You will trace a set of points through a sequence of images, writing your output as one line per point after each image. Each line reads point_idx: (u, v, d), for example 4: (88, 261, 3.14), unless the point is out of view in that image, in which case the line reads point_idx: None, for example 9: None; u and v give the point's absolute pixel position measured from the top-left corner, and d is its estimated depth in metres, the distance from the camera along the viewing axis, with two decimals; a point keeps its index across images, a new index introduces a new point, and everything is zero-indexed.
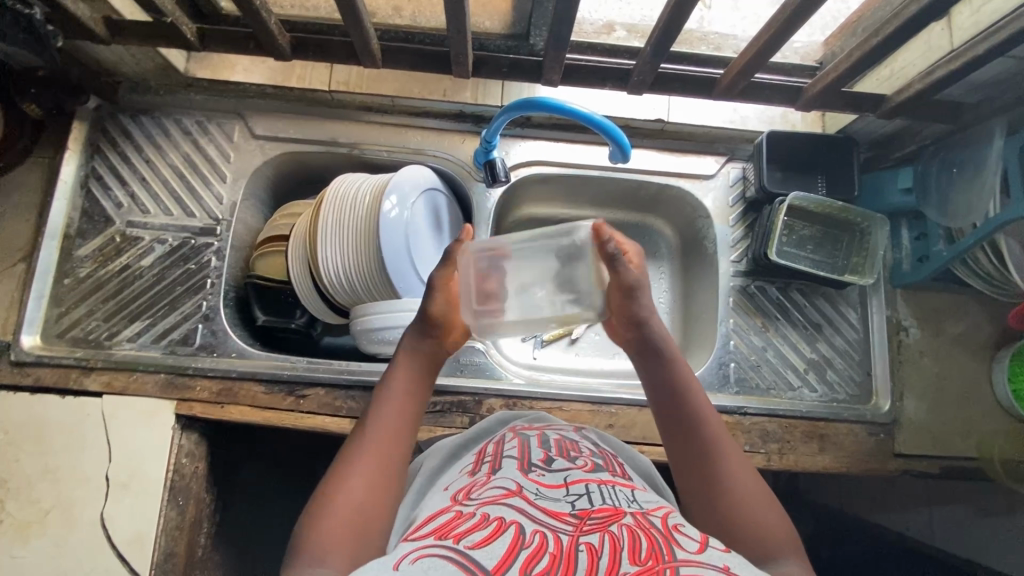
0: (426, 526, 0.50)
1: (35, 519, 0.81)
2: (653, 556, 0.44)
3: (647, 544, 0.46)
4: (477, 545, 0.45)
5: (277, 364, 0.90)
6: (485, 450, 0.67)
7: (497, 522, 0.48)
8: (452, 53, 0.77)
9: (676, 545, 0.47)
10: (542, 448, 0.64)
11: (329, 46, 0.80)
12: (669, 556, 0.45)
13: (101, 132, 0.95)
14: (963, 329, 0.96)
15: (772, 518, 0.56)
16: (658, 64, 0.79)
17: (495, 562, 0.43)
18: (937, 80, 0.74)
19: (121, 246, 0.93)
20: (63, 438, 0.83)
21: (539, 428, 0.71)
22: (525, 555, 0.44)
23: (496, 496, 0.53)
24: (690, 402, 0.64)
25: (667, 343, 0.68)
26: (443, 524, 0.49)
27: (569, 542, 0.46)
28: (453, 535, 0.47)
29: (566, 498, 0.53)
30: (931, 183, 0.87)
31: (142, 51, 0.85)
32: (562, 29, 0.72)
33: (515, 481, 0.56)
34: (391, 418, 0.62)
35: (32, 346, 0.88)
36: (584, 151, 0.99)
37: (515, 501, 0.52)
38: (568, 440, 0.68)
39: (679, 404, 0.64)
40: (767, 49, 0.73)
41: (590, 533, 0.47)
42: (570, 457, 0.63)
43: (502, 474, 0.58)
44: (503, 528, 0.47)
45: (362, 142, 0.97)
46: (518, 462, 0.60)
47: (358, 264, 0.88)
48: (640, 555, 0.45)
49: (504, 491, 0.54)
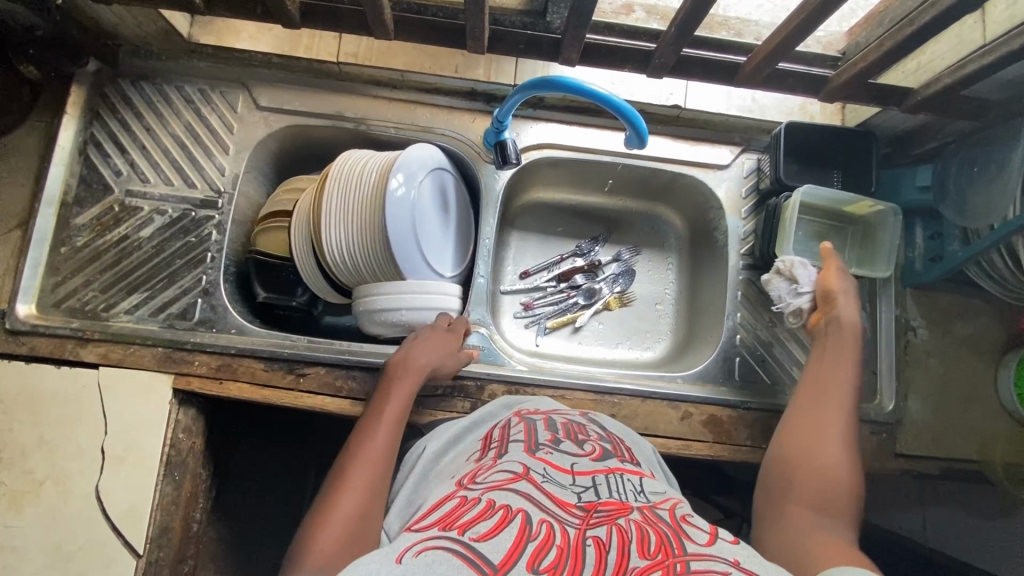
0: (432, 515, 0.50)
1: (29, 489, 0.80)
2: (662, 549, 0.45)
3: (655, 538, 0.46)
4: (482, 537, 0.45)
5: (278, 342, 0.88)
6: (491, 434, 0.66)
7: (504, 512, 0.48)
8: (467, 27, 0.74)
9: (686, 537, 0.47)
10: (549, 431, 0.65)
11: (340, 14, 0.76)
12: (679, 550, 0.45)
13: (100, 98, 0.92)
14: (972, 330, 0.95)
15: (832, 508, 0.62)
16: (681, 47, 0.76)
17: (501, 556, 0.43)
18: (967, 76, 0.71)
19: (119, 216, 0.90)
20: (60, 409, 0.82)
21: (545, 413, 0.71)
22: (532, 548, 0.44)
23: (502, 482, 0.53)
24: (831, 398, 0.73)
25: (832, 337, 0.79)
26: (448, 512, 0.49)
27: (576, 535, 0.46)
28: (458, 526, 0.47)
29: (573, 487, 0.53)
30: (951, 182, 0.85)
31: (144, 13, 0.81)
32: (585, 5, 0.68)
33: (521, 465, 0.56)
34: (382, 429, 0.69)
35: (27, 315, 0.86)
36: (597, 135, 0.97)
37: (521, 487, 0.52)
38: (575, 424, 0.68)
39: (822, 398, 0.74)
40: (799, 34, 0.70)
41: (597, 527, 0.47)
42: (578, 442, 0.63)
43: (508, 457, 0.58)
44: (509, 518, 0.47)
45: (369, 117, 0.95)
46: (525, 444, 0.61)
47: (361, 242, 0.86)
48: (649, 549, 0.45)
49: (510, 476, 0.54)
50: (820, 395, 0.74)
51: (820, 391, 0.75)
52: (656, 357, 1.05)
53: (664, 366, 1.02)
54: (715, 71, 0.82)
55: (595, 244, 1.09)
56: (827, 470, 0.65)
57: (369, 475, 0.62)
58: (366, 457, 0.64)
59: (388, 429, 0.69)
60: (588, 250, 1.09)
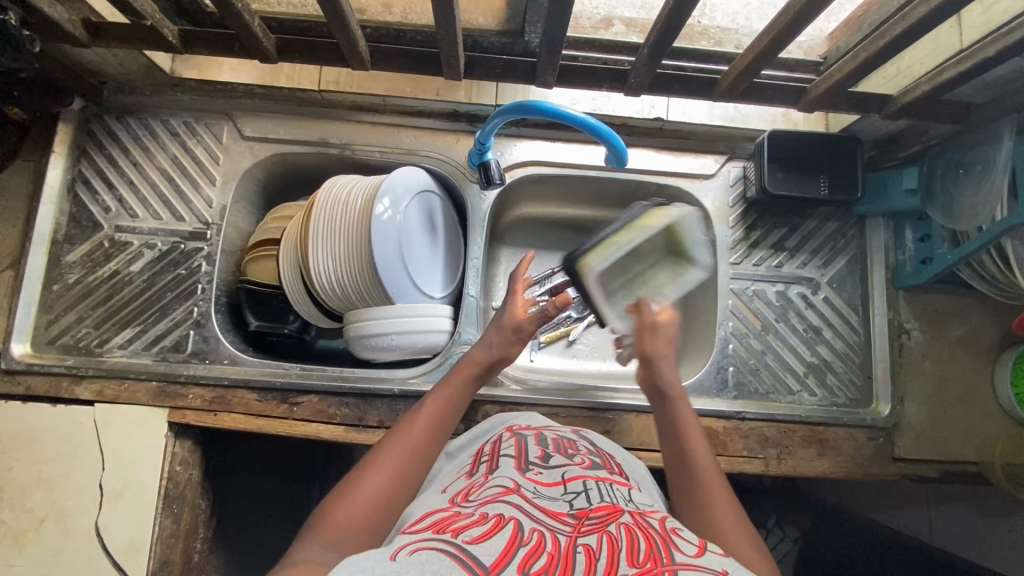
0: (424, 522, 0.50)
1: (30, 527, 0.81)
2: (651, 558, 0.45)
3: (645, 546, 0.47)
4: (474, 540, 0.46)
5: (270, 371, 0.89)
6: (482, 451, 0.68)
7: (496, 519, 0.49)
8: (443, 55, 0.74)
9: (674, 547, 0.48)
10: (539, 447, 0.66)
11: (316, 47, 0.77)
12: (667, 559, 0.45)
13: (86, 135, 0.93)
14: (966, 331, 0.94)
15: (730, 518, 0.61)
16: (656, 65, 0.75)
17: (494, 557, 0.43)
18: (942, 83, 0.70)
19: (109, 251, 0.91)
20: (57, 447, 0.83)
21: (536, 429, 0.72)
22: (523, 551, 0.44)
23: (495, 495, 0.54)
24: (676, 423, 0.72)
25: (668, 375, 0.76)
26: (440, 520, 0.50)
27: (568, 542, 0.47)
28: (451, 530, 0.47)
29: (563, 498, 0.55)
30: (938, 182, 0.85)
31: (126, 53, 0.82)
32: (555, 31, 0.68)
33: (513, 480, 0.57)
34: (432, 415, 0.68)
35: (23, 354, 0.87)
36: (582, 151, 0.97)
37: (513, 499, 0.53)
38: (566, 440, 0.69)
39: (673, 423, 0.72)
40: (773, 48, 0.68)
41: (588, 534, 0.48)
42: (567, 455, 0.65)
43: (499, 473, 0.59)
44: (501, 525, 0.48)
45: (354, 142, 0.95)
46: (516, 461, 0.62)
47: (348, 269, 0.86)
48: (638, 557, 0.45)
49: (503, 490, 0.55)
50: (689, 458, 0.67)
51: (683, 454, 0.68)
52: None
53: None
54: (693, 85, 0.82)
55: None
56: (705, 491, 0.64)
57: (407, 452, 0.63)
58: (410, 437, 0.65)
59: (433, 415, 0.68)
60: None
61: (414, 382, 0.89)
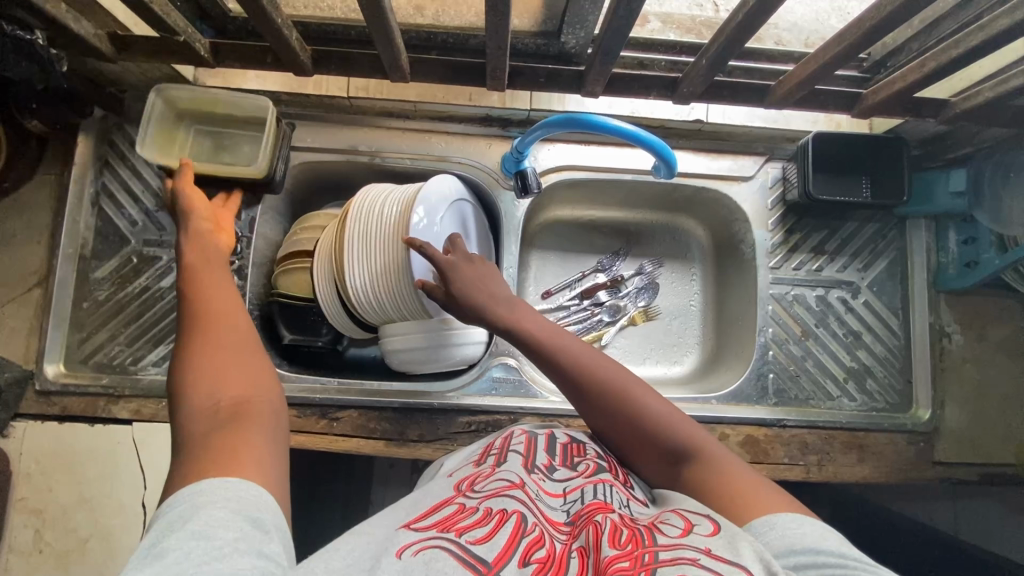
0: (430, 517, 0.49)
1: (74, 547, 0.80)
2: (633, 541, 0.45)
3: (628, 532, 0.46)
4: (478, 539, 0.45)
5: (309, 387, 0.88)
6: (493, 443, 0.68)
7: (501, 513, 0.48)
8: (488, 68, 0.71)
9: (658, 532, 0.47)
10: (547, 453, 0.64)
11: (353, 58, 0.74)
12: (649, 541, 0.45)
13: (108, 145, 0.90)
14: (1007, 333, 0.94)
15: (654, 403, 0.63)
16: (714, 76, 0.72)
17: (496, 554, 0.43)
18: (1009, 90, 0.68)
19: (139, 266, 0.89)
20: (96, 467, 0.82)
21: (549, 428, 0.71)
22: (525, 543, 0.45)
23: (500, 488, 0.53)
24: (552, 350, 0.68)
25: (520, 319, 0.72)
26: (446, 516, 0.49)
27: (563, 548, 0.46)
28: (456, 528, 0.47)
29: (562, 507, 0.53)
30: (986, 186, 0.84)
31: (152, 66, 0.80)
32: (614, 44, 0.65)
33: (518, 475, 0.56)
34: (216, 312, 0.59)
35: (56, 374, 0.86)
36: (618, 155, 0.95)
37: (517, 493, 0.52)
38: (575, 444, 0.67)
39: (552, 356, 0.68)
40: (840, 58, 0.65)
41: (580, 537, 0.47)
42: (573, 465, 0.62)
43: (505, 467, 0.58)
44: (505, 518, 0.48)
45: (384, 149, 0.92)
46: (523, 459, 0.60)
47: (387, 286, 0.83)
48: (620, 540, 0.45)
49: (507, 483, 0.54)
50: (581, 385, 0.66)
51: (576, 381, 0.66)
52: (685, 372, 1.03)
53: (695, 381, 1.01)
54: (745, 94, 0.79)
55: (616, 259, 1.07)
56: (624, 400, 0.64)
57: (219, 372, 0.53)
58: (206, 347, 0.55)
59: (218, 310, 0.59)
60: (609, 265, 1.07)
61: (452, 397, 0.88)
